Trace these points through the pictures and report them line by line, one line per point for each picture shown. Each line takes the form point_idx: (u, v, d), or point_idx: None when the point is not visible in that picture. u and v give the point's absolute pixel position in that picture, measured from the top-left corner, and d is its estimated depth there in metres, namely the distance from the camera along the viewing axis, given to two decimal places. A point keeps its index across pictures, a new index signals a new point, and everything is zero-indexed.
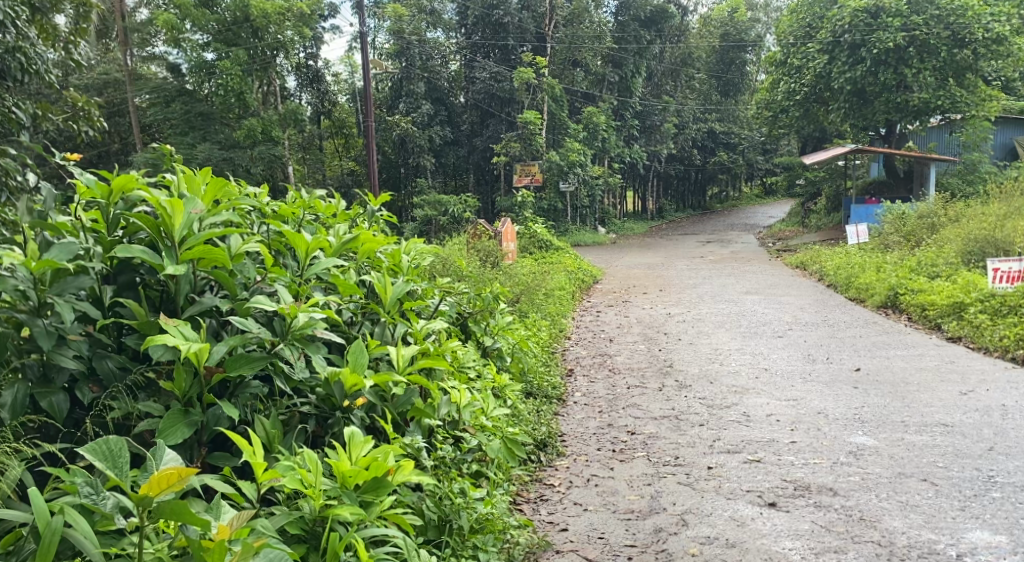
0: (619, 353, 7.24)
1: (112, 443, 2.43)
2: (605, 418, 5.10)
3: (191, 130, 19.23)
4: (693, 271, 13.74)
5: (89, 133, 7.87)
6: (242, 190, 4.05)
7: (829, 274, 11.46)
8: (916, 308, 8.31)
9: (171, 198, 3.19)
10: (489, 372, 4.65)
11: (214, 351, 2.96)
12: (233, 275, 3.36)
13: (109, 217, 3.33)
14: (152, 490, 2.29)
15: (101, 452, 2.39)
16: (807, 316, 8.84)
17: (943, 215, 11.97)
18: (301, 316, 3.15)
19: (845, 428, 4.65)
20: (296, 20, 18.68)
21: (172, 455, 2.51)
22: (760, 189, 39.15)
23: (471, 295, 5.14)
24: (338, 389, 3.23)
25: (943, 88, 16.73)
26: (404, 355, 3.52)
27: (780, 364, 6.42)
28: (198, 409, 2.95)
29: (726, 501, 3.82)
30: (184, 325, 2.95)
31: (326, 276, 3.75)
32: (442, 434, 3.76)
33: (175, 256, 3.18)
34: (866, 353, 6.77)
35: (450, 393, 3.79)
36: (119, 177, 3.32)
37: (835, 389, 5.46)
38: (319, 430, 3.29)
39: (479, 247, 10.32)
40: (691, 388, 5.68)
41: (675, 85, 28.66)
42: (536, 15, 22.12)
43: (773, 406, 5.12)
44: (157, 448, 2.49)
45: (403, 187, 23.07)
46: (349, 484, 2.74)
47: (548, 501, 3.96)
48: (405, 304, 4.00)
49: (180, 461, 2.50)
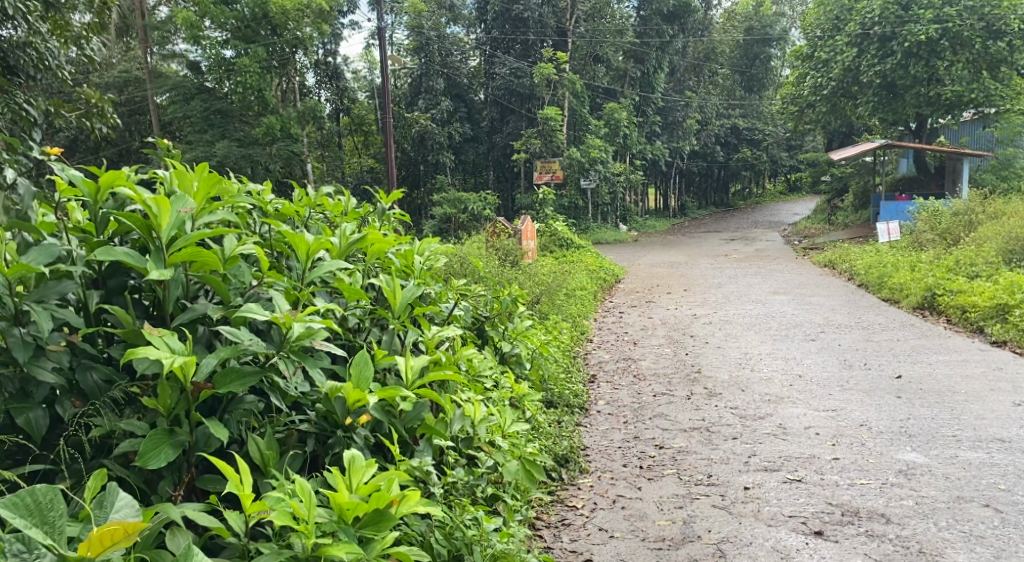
0: (644, 357, 6.91)
1: (40, 493, 2.13)
2: (631, 430, 4.79)
3: (210, 127, 19.00)
4: (718, 270, 13.38)
5: (102, 131, 7.76)
6: (243, 186, 3.77)
7: (860, 273, 11.07)
8: (955, 311, 7.94)
9: (158, 195, 2.90)
10: (506, 381, 4.36)
11: (202, 364, 2.67)
12: (227, 279, 3.07)
13: (97, 216, 3.06)
14: (93, 550, 2.10)
15: (24, 507, 2.09)
16: (840, 318, 8.48)
17: (981, 213, 11.53)
18: (298, 326, 2.84)
19: (892, 443, 4.31)
20: (314, 16, 18.51)
21: (125, 500, 2.27)
22: (783, 185, 38.48)
23: (488, 298, 4.82)
24: (340, 406, 2.96)
25: (977, 81, 16.24)
26: (413, 366, 3.22)
27: (815, 371, 6.07)
28: (184, 429, 2.67)
29: (767, 529, 3.50)
30: (169, 336, 2.66)
31: (332, 280, 3.46)
32: (454, 453, 3.47)
33: (164, 259, 2.89)
34: (906, 358, 6.40)
35: (464, 407, 3.50)
36: (106, 173, 3.05)
37: (877, 399, 5.11)
38: (318, 449, 2.99)
39: (498, 246, 10.01)
40: (721, 397, 5.35)
41: (698, 80, 28.23)
42: (557, 10, 21.87)
43: (810, 417, 4.78)
44: (106, 494, 2.24)
45: (422, 185, 22.70)
46: (348, 517, 2.47)
47: (570, 526, 3.66)
48: (416, 309, 3.70)
49: (135, 508, 2.25)
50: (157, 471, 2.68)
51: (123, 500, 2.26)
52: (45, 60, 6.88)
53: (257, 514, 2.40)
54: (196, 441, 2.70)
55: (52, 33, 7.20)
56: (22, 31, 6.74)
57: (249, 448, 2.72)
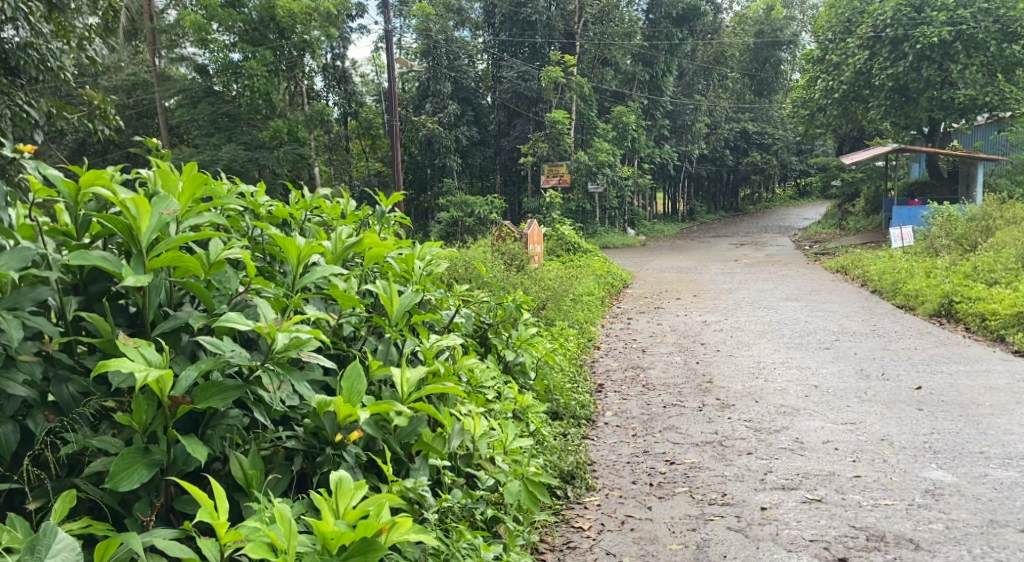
0: (653, 366, 6.70)
1: None
2: (639, 444, 4.58)
3: (217, 131, 18.92)
4: (728, 276, 13.16)
5: (107, 132, 7.58)
6: (235, 188, 3.59)
7: (873, 280, 10.84)
8: (975, 318, 7.73)
9: (137, 196, 2.72)
10: (510, 392, 4.17)
11: (180, 378, 2.47)
12: (212, 286, 2.88)
13: (78, 219, 2.87)
14: None
15: None
16: (854, 326, 8.26)
17: (999, 218, 11.30)
18: (282, 336, 2.62)
19: (915, 459, 4.10)
20: (323, 19, 18.25)
21: (66, 542, 2.07)
22: (793, 190, 38.14)
23: (491, 304, 4.60)
24: (329, 422, 2.74)
25: (991, 84, 16.00)
26: (410, 378, 3.02)
27: (831, 381, 5.84)
28: (161, 447, 2.46)
29: (787, 555, 3.29)
30: (145, 347, 2.47)
31: (325, 286, 3.25)
32: (453, 472, 3.26)
33: (143, 264, 2.71)
34: (924, 368, 6.19)
35: (463, 422, 3.30)
36: (86, 173, 2.87)
37: (898, 411, 4.90)
38: (307, 467, 2.78)
39: (504, 251, 9.83)
40: (735, 409, 5.13)
41: (708, 84, 27.99)
42: (566, 13, 21.74)
43: (828, 431, 4.57)
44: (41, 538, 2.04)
45: (429, 188, 22.48)
46: (332, 547, 2.27)
47: (576, 550, 3.46)
48: (415, 317, 3.50)
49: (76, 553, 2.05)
50: (132, 491, 2.48)
51: (64, 537, 2.07)
52: (47, 61, 6.76)
53: (233, 545, 2.20)
54: (174, 459, 2.50)
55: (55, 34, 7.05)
56: (24, 32, 6.61)
57: (232, 467, 2.53)
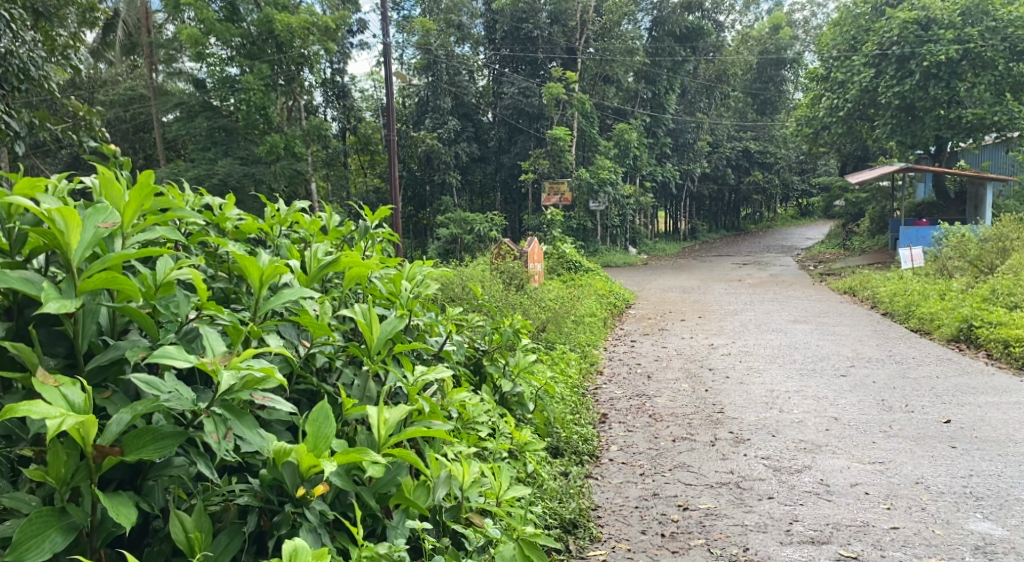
0: (659, 393, 6.29)
1: None
2: (648, 485, 4.17)
3: (213, 145, 18.51)
4: (733, 296, 12.75)
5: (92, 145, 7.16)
6: (198, 199, 3.17)
7: (884, 301, 10.45)
8: (997, 345, 7.33)
9: (67, 208, 2.32)
10: (506, 427, 3.78)
11: (107, 425, 2.07)
12: (156, 311, 2.46)
13: (11, 233, 2.42)
14: None
15: None
16: (869, 351, 7.84)
17: (1015, 240, 10.89)
18: (229, 374, 2.21)
19: (958, 508, 3.70)
20: (321, 34, 17.73)
21: None
22: (794, 210, 37.94)
23: (487, 329, 4.19)
24: (289, 474, 2.34)
25: (999, 104, 15.56)
26: (387, 419, 2.61)
27: (851, 413, 5.42)
28: (82, 507, 2.07)
29: None
30: (68, 387, 2.08)
31: (293, 311, 2.82)
32: (435, 529, 2.84)
33: (73, 287, 2.29)
34: (950, 400, 5.77)
35: (450, 469, 2.90)
36: (21, 181, 2.48)
37: (929, 449, 4.49)
38: (266, 525, 2.36)
39: (503, 268, 9.42)
40: (751, 444, 4.73)
41: (709, 103, 27.53)
42: (566, 29, 21.39)
43: (856, 471, 4.17)
44: None
45: (428, 206, 22.06)
46: None
47: None
48: (398, 346, 3.08)
49: None
50: None
51: None
52: (28, 70, 6.35)
53: None
54: (101, 520, 2.10)
55: (41, 43, 6.73)
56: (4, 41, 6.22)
57: (170, 529, 2.14)
